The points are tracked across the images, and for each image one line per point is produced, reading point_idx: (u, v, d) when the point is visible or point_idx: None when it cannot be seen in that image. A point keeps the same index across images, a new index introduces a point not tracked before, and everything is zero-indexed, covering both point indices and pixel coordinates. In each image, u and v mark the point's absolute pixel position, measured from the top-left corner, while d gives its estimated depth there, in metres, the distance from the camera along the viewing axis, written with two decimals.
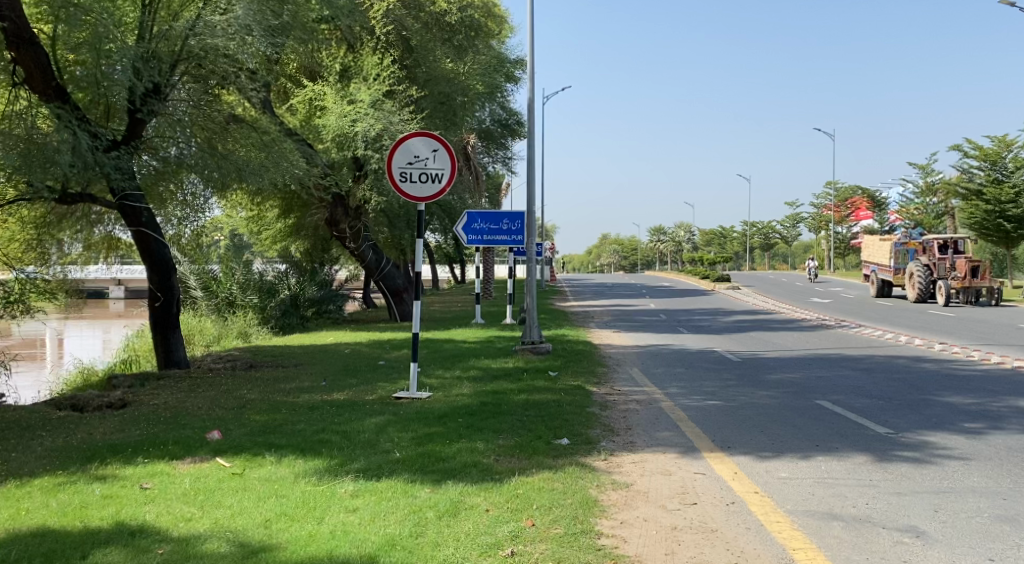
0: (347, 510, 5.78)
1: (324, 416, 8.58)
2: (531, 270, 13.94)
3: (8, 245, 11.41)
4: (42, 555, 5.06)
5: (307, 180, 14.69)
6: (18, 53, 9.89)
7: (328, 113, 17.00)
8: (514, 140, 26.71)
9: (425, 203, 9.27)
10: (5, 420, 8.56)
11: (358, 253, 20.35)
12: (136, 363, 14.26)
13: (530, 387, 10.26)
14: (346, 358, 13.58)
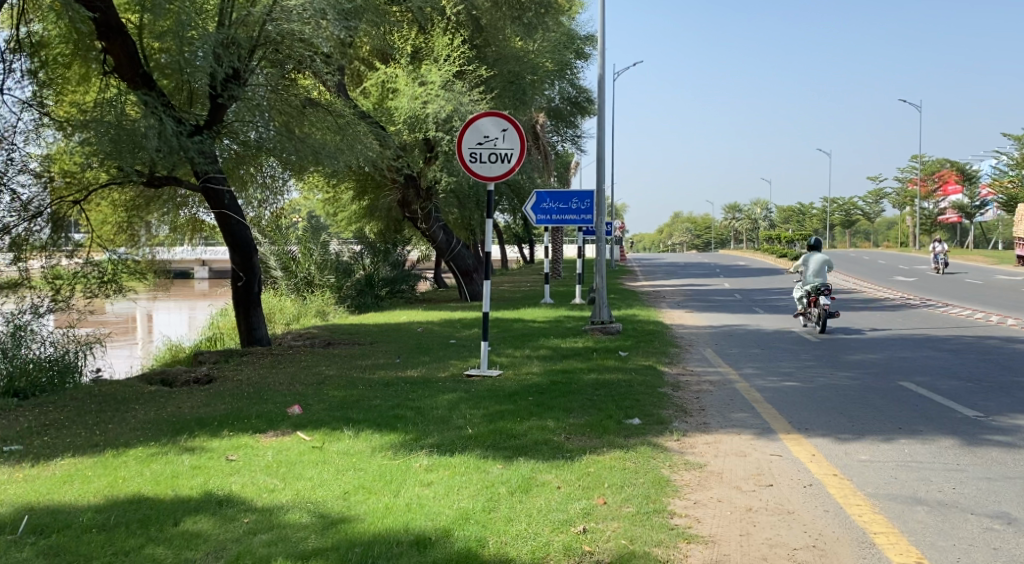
0: (421, 484, 5.96)
1: (399, 392, 8.81)
2: (600, 250, 13.90)
3: (101, 227, 11.82)
4: (138, 521, 5.35)
5: (380, 161, 14.97)
6: (108, 43, 10.30)
7: (400, 94, 17.20)
8: (584, 118, 26.53)
9: (494, 183, 9.37)
10: (101, 394, 9.00)
11: (429, 234, 20.54)
12: (220, 341, 14.80)
13: (602, 366, 10.32)
14: (420, 336, 13.85)
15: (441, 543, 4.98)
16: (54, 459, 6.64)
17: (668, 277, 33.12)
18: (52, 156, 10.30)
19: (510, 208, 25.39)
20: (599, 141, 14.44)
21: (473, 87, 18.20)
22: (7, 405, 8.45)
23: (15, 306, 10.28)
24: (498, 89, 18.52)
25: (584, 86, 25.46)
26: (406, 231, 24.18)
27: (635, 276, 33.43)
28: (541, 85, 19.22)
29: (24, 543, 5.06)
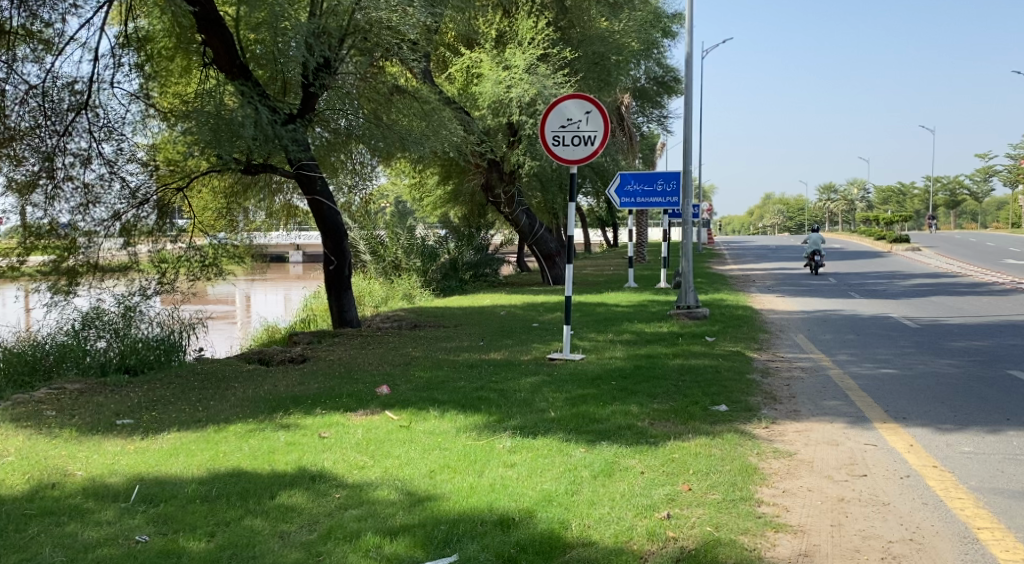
0: (505, 465, 6.11)
1: (482, 374, 9.00)
2: (686, 233, 13.76)
3: (203, 213, 12.22)
4: (238, 494, 5.66)
5: (465, 147, 15.19)
6: (206, 35, 10.73)
7: (484, 79, 17.32)
8: (670, 97, 26.21)
9: (576, 166, 9.43)
10: (204, 370, 9.53)
11: (512, 218, 20.67)
12: (313, 323, 15.29)
13: (687, 351, 10.31)
14: (504, 319, 14.04)
15: (525, 523, 5.12)
16: (162, 432, 7.03)
17: (757, 260, 32.53)
18: (157, 145, 10.72)
19: (595, 190, 25.33)
20: (686, 122, 14.31)
21: (557, 69, 18.21)
22: (119, 381, 8.96)
23: (126, 288, 10.85)
24: (583, 71, 18.53)
25: (670, 65, 25.12)
26: (490, 215, 24.38)
27: (723, 260, 32.87)
28: (627, 66, 19.11)
29: (134, 511, 5.40)
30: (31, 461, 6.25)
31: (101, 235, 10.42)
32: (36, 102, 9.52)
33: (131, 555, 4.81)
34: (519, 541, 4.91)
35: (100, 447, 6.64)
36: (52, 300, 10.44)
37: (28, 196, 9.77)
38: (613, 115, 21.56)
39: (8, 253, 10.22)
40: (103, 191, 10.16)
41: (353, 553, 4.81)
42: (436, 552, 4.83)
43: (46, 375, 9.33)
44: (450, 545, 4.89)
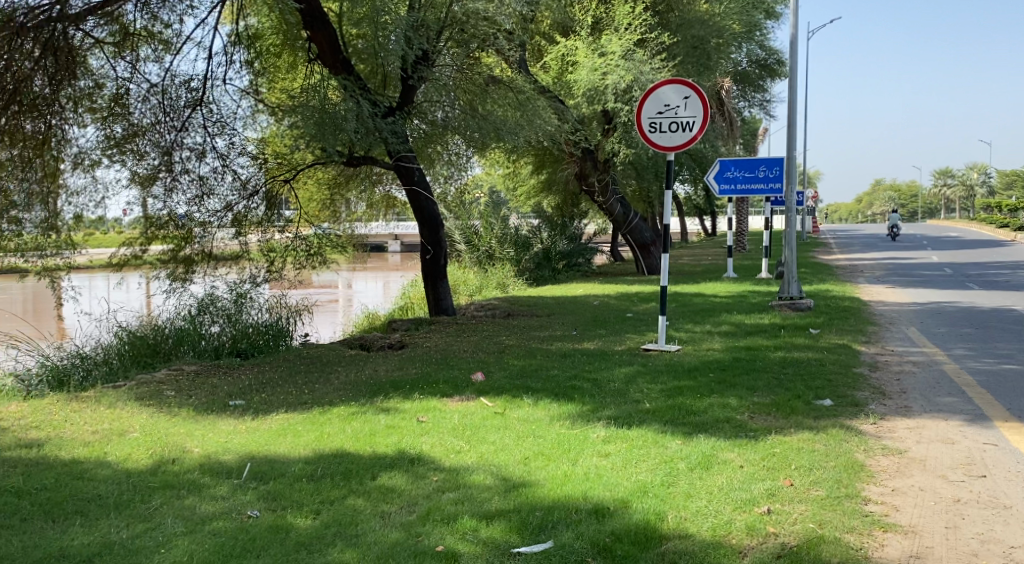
0: (600, 454, 6.19)
1: (576, 363, 9.11)
2: (790, 221, 13.44)
3: (308, 205, 12.75)
4: (341, 473, 5.92)
5: (559, 136, 15.28)
6: (313, 32, 11.14)
7: (579, 67, 17.32)
8: (772, 81, 25.64)
9: (673, 153, 9.39)
10: (310, 355, 9.93)
11: (607, 207, 20.55)
12: (411, 311, 15.67)
13: (789, 344, 10.16)
14: (597, 309, 14.15)
15: (619, 513, 5.20)
16: (271, 414, 7.37)
17: (864, 250, 31.48)
18: (265, 139, 11.09)
19: (692, 177, 25.06)
20: (791, 106, 14.03)
21: (655, 54, 18.11)
22: (232, 364, 9.43)
23: (237, 276, 11.47)
24: (682, 55, 18.32)
25: (773, 47, 24.52)
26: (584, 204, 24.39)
27: (829, 249, 31.80)
28: (727, 49, 18.83)
29: (246, 487, 5.72)
30: (152, 437, 6.67)
31: (215, 225, 10.80)
32: (156, 99, 10.09)
33: (244, 529, 5.09)
34: (614, 530, 4.99)
35: (214, 425, 7.02)
36: (170, 287, 11.04)
37: (149, 189, 10.19)
38: (713, 100, 21.20)
39: (131, 243, 10.80)
40: (217, 184, 10.56)
41: (451, 535, 4.99)
42: (532, 538, 4.96)
43: (166, 357, 9.94)
44: (545, 531, 5.02)
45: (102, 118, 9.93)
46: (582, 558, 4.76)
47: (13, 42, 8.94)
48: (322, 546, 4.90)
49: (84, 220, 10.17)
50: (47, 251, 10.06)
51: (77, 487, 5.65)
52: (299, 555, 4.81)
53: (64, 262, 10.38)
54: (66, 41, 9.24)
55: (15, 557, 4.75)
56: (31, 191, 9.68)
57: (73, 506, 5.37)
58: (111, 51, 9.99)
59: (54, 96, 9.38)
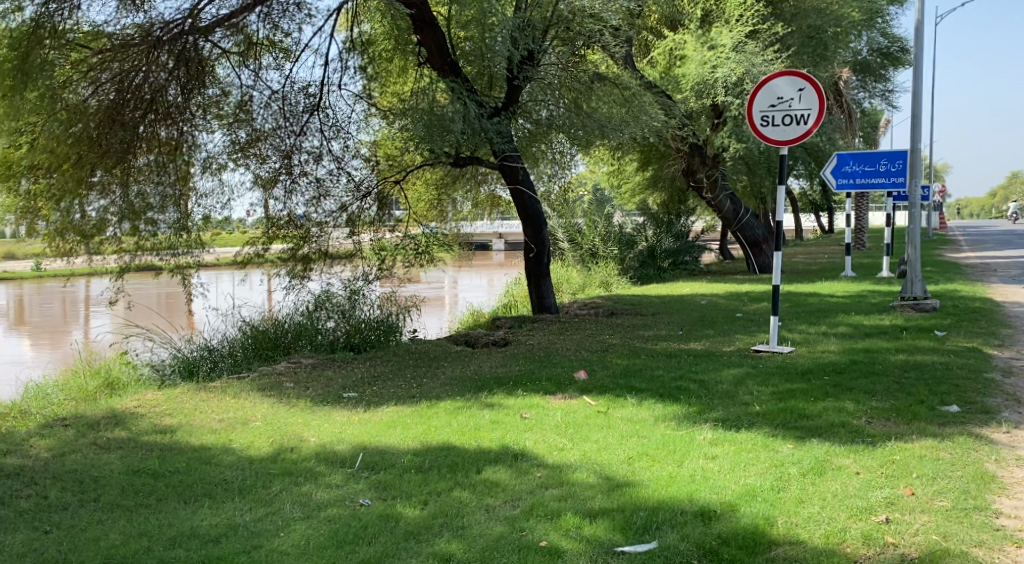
0: (706, 457, 6.21)
1: (683, 364, 9.11)
2: (913, 217, 12.99)
3: (418, 204, 13.10)
4: (449, 466, 6.13)
5: (665, 130, 15.22)
6: (422, 35, 11.53)
7: (688, 61, 17.18)
8: (895, 70, 24.76)
9: (786, 146, 9.26)
10: (418, 350, 10.25)
11: (715, 204, 20.39)
12: (514, 308, 15.88)
13: (912, 347, 9.86)
14: (705, 308, 14.00)
15: (725, 516, 5.24)
16: (381, 406, 7.68)
17: (999, 248, 29.51)
18: (378, 142, 11.51)
19: (806, 172, 24.42)
20: (914, 98, 13.57)
21: (768, 45, 17.73)
22: (345, 357, 9.85)
23: (351, 273, 11.71)
24: (796, 45, 17.97)
25: (897, 34, 23.73)
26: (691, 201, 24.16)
27: (960, 248, 29.99)
28: (844, 39, 18.28)
29: (359, 476, 6.00)
30: (272, 426, 7.06)
31: (331, 225, 11.34)
32: (277, 105, 10.54)
33: (356, 516, 5.36)
34: (721, 533, 5.03)
35: (329, 416, 7.36)
36: (290, 284, 11.45)
37: (271, 190, 10.76)
38: (830, 91, 20.56)
39: (254, 242, 11.28)
40: (332, 185, 11.06)
41: (555, 531, 5.12)
42: (636, 538, 5.05)
43: (286, 349, 10.46)
44: (649, 532, 5.10)
45: (228, 124, 10.32)
46: (687, 560, 4.83)
47: (151, 54, 9.62)
48: (430, 535, 5.11)
49: (211, 220, 10.73)
50: (179, 249, 10.54)
51: (205, 471, 6.05)
52: (408, 543, 5.04)
53: (194, 260, 10.84)
54: (197, 53, 9.85)
55: (151, 533, 5.14)
56: (166, 193, 10.09)
57: (201, 489, 5.76)
58: (236, 61, 10.53)
59: (185, 104, 9.88)
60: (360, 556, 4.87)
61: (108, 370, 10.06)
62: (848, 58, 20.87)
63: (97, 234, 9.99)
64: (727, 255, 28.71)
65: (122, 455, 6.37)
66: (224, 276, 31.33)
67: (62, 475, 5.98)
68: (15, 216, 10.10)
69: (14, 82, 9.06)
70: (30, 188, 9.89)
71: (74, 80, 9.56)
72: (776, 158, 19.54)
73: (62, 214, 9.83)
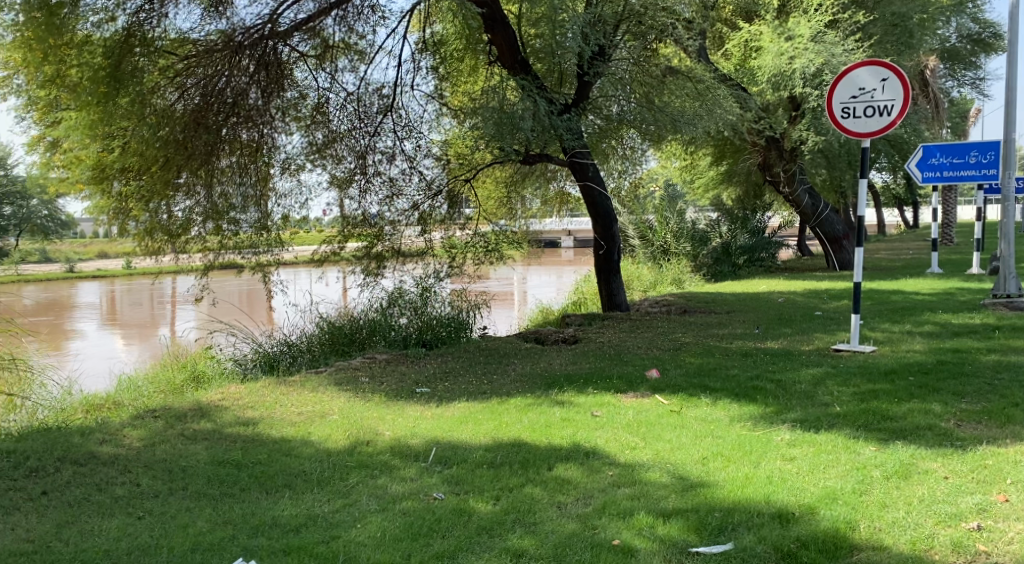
0: (783, 458, 6.17)
1: (759, 363, 9.03)
2: (1006, 212, 12.62)
3: (487, 201, 13.24)
4: (520, 462, 6.21)
5: (741, 124, 15.03)
6: (493, 34, 11.61)
7: (764, 53, 16.92)
8: (986, 57, 23.97)
9: (869, 138, 9.10)
10: (489, 347, 10.35)
11: (793, 198, 19.95)
12: (584, 306, 15.90)
13: (1003, 347, 9.59)
14: (783, 307, 13.77)
15: (804, 519, 5.21)
16: (453, 402, 7.80)
17: None
18: (449, 141, 11.72)
19: (889, 166, 23.83)
20: (1008, 87, 13.17)
21: (848, 34, 17.34)
22: (418, 353, 10.01)
23: (422, 271, 11.80)
24: (879, 34, 17.43)
25: (989, 19, 23.00)
26: (766, 196, 23.85)
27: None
28: (930, 26, 17.68)
29: (432, 470, 6.12)
30: (349, 420, 7.23)
31: (403, 223, 11.60)
32: (352, 106, 10.91)
33: (430, 510, 5.47)
34: (799, 536, 5.01)
35: (403, 411, 7.51)
36: (364, 281, 11.63)
37: (347, 190, 11.07)
38: (915, 81, 20.02)
39: (331, 240, 11.50)
40: (405, 184, 11.34)
41: (628, 530, 5.16)
42: (711, 538, 5.06)
43: (361, 345, 10.69)
44: (725, 533, 5.10)
45: (306, 126, 10.63)
46: (764, 561, 4.83)
47: (233, 59, 9.92)
48: (503, 531, 5.20)
49: (290, 220, 11.07)
50: (260, 248, 10.83)
51: (285, 463, 6.24)
52: (482, 538, 5.12)
53: (274, 258, 11.10)
54: (276, 57, 10.16)
55: (234, 522, 5.34)
56: (248, 194, 10.41)
57: (282, 480, 5.95)
58: (314, 64, 10.79)
59: (266, 107, 10.10)
60: (435, 549, 4.98)
61: (194, 364, 10.43)
62: (934, 46, 20.28)
63: (183, 233, 10.38)
64: (804, 252, 28.20)
65: (208, 446, 6.61)
66: (301, 273, 32.03)
67: (152, 464, 6.24)
68: (108, 216, 10.51)
69: (107, 89, 9.31)
70: (120, 190, 10.23)
71: (161, 86, 9.90)
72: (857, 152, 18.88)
73: (151, 214, 10.24)
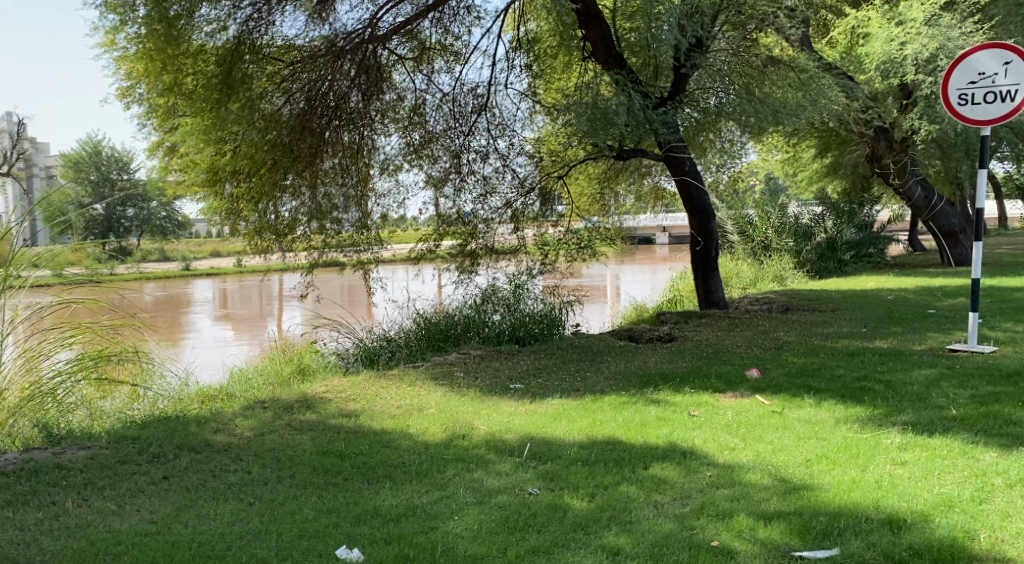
0: (894, 463, 6.05)
1: (867, 363, 8.81)
2: None
3: (579, 199, 13.29)
4: (615, 460, 6.28)
5: (848, 114, 14.62)
6: (587, 29, 11.66)
7: (873, 39, 16.42)
8: None
9: (988, 126, 8.78)
10: (582, 344, 10.43)
11: (904, 190, 19.27)
12: (680, 303, 15.76)
13: None
14: (893, 305, 13.34)
15: (916, 526, 5.11)
16: (547, 398, 7.92)
17: None
18: (542, 138, 11.75)
19: (1010, 156, 22.74)
20: None
21: (966, 16, 16.62)
22: (512, 349, 10.17)
23: (516, 269, 11.98)
24: (1001, 15, 16.47)
25: None
26: (875, 189, 23.09)
27: None
28: None
29: (527, 465, 6.26)
30: (445, 414, 7.45)
31: (496, 221, 11.70)
32: (448, 107, 11.21)
33: (527, 505, 5.60)
34: (912, 544, 4.92)
35: (498, 406, 7.67)
36: (459, 278, 11.89)
37: (442, 189, 11.26)
38: None
39: (426, 239, 11.73)
40: (498, 182, 11.45)
41: (727, 532, 5.17)
42: (815, 543, 5.02)
43: (456, 341, 10.89)
44: (830, 538, 5.06)
45: (404, 127, 11.03)
46: None
47: (335, 64, 10.27)
48: (598, 528, 5.28)
49: (388, 219, 11.41)
50: (361, 246, 11.31)
51: (385, 455, 6.48)
52: (578, 535, 5.22)
53: (374, 256, 11.52)
54: (376, 60, 10.55)
55: (339, 510, 5.58)
56: (349, 194, 10.83)
57: (383, 470, 6.18)
58: (411, 66, 11.12)
59: (366, 110, 10.64)
60: (531, 544, 5.10)
61: (300, 358, 10.88)
62: None
63: (289, 232, 10.82)
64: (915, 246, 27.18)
65: (313, 437, 6.92)
66: (399, 270, 32.64)
67: (262, 453, 6.57)
68: (221, 216, 11.11)
69: (220, 95, 9.73)
70: (231, 192, 10.65)
71: (269, 91, 10.21)
72: (974, 141, 18.14)
73: (260, 214, 10.70)
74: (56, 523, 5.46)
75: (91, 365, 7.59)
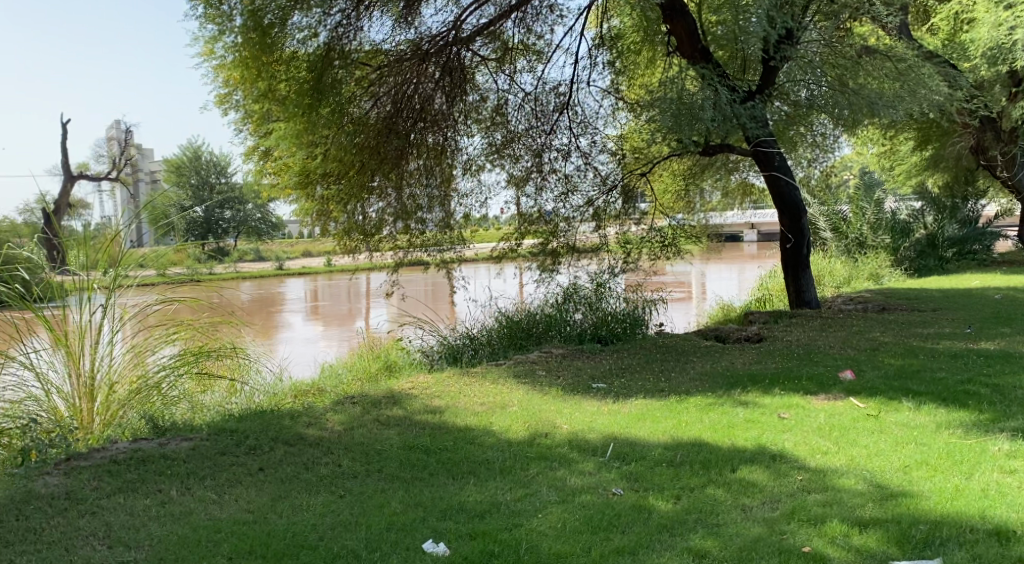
0: (1002, 471, 5.83)
1: (970, 366, 8.49)
2: None
3: (663, 196, 13.40)
4: (702, 462, 6.24)
5: (951, 104, 14.02)
6: (672, 23, 11.54)
7: (979, 24, 15.64)
8: None
9: None
10: (667, 344, 10.35)
11: (1014, 182, 18.36)
12: (769, 302, 15.46)
13: None
14: (1000, 304, 12.80)
15: None
16: (630, 398, 7.90)
17: None
18: (624, 134, 11.82)
19: None
20: None
21: None
22: (595, 348, 10.20)
23: (598, 266, 11.95)
24: None
25: None
26: (979, 182, 22.11)
27: None
28: None
29: (611, 465, 6.27)
30: (528, 412, 7.52)
31: (577, 220, 11.82)
32: (530, 106, 11.31)
33: (611, 505, 5.61)
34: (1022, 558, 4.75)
35: (581, 405, 7.72)
36: (540, 278, 11.91)
37: (523, 188, 11.44)
38: None
39: (508, 238, 11.94)
40: (579, 180, 11.60)
41: (820, 538, 5.08)
42: (916, 552, 4.89)
43: (537, 340, 10.89)
44: (931, 547, 4.92)
45: (486, 127, 11.21)
46: None
47: (421, 67, 10.51)
48: (685, 530, 5.26)
49: (471, 219, 11.57)
50: (444, 245, 11.47)
51: (470, 451, 6.60)
52: (663, 536, 5.22)
53: (457, 254, 11.72)
54: (460, 62, 10.71)
55: (426, 504, 5.72)
56: (433, 195, 11.07)
57: (468, 467, 6.31)
58: (494, 66, 11.23)
59: (449, 111, 10.83)
60: (616, 544, 5.12)
61: (387, 355, 11.14)
62: None
63: (376, 232, 11.10)
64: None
65: (400, 432, 7.10)
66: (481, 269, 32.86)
67: (351, 447, 6.78)
68: (312, 217, 11.38)
69: (311, 100, 10.01)
70: (322, 194, 10.95)
71: (357, 95, 10.52)
72: None
73: (349, 215, 10.99)
74: (161, 510, 5.76)
75: (192, 360, 7.90)
